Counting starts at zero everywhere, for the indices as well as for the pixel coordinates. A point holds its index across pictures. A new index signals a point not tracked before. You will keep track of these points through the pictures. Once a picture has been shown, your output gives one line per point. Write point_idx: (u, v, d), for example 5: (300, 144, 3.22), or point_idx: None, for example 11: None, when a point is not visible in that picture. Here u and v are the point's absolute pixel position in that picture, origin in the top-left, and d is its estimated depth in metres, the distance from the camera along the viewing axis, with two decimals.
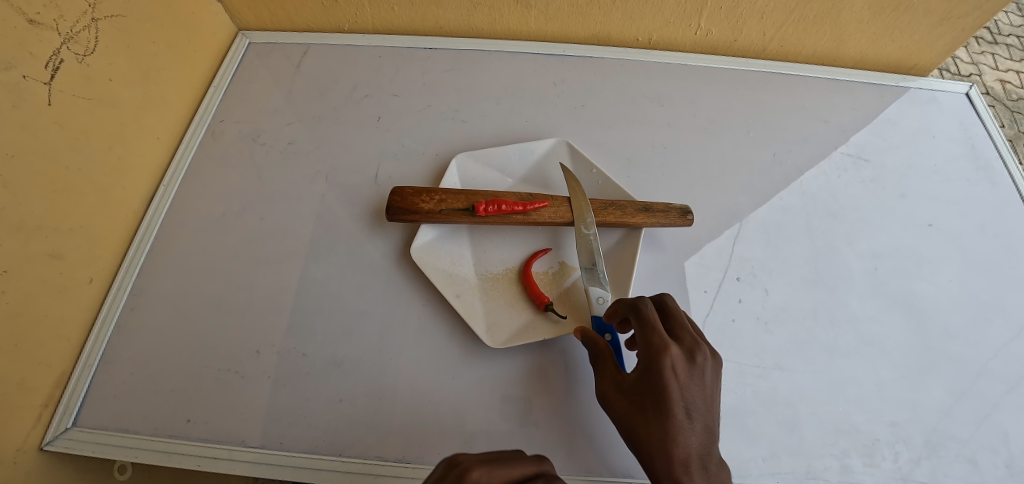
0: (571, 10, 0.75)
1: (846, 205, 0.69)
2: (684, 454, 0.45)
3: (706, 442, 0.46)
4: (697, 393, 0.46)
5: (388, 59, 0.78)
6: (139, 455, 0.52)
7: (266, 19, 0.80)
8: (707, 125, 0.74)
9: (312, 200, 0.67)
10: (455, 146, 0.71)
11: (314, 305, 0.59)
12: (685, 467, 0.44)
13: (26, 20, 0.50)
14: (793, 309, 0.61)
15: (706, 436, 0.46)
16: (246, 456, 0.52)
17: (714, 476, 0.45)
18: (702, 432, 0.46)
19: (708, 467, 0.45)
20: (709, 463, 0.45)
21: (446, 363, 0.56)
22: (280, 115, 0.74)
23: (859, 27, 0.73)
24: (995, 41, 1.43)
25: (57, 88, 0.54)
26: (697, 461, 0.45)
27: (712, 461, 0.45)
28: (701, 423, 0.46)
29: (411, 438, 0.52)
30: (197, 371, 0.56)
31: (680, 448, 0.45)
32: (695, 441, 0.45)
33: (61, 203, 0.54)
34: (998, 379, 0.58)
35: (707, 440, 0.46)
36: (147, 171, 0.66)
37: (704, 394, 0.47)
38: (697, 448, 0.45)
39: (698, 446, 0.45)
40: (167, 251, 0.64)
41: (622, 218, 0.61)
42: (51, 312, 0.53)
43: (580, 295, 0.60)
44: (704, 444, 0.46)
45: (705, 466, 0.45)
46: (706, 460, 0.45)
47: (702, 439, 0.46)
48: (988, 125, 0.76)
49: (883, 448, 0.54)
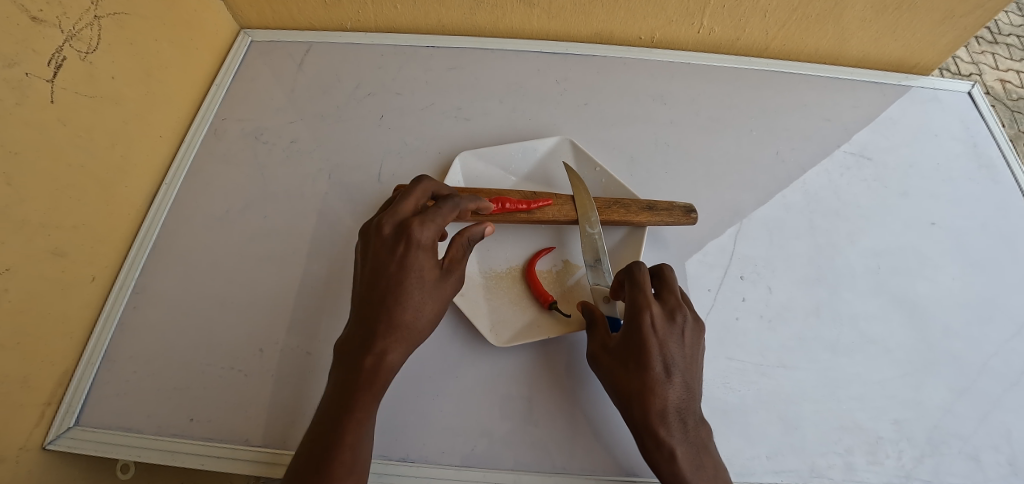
0: (573, 8, 0.75)
1: (848, 203, 0.69)
2: (664, 406, 0.47)
3: (684, 396, 0.48)
4: (677, 349, 0.49)
5: (390, 57, 0.78)
6: (142, 453, 0.52)
7: (268, 17, 0.80)
8: (709, 124, 0.74)
9: (315, 198, 0.67)
10: (458, 144, 0.71)
11: (317, 303, 0.59)
12: (664, 418, 0.47)
13: (28, 17, 0.50)
14: (795, 307, 0.61)
15: (685, 391, 0.48)
16: (250, 454, 0.51)
17: (690, 427, 0.47)
18: (681, 386, 0.48)
19: (685, 418, 0.48)
20: (687, 414, 0.48)
21: (450, 361, 0.56)
22: (283, 113, 0.74)
23: (861, 25, 0.73)
24: (995, 40, 1.43)
25: (59, 85, 0.53)
26: (675, 412, 0.47)
27: (689, 413, 0.48)
28: (680, 378, 0.48)
29: (415, 437, 0.52)
30: (200, 369, 0.56)
31: (660, 400, 0.47)
32: (674, 394, 0.48)
33: (64, 201, 0.54)
34: (1000, 377, 0.58)
35: (687, 393, 0.48)
36: (149, 169, 0.66)
37: (684, 350, 0.49)
38: (676, 400, 0.48)
39: (677, 399, 0.48)
40: (170, 249, 0.63)
41: (625, 216, 0.61)
42: (54, 310, 0.53)
43: (569, 242, 0.63)
44: (683, 397, 0.48)
45: (683, 417, 0.47)
46: (683, 412, 0.48)
47: (681, 393, 0.48)
48: (990, 124, 0.76)
49: (887, 446, 0.54)
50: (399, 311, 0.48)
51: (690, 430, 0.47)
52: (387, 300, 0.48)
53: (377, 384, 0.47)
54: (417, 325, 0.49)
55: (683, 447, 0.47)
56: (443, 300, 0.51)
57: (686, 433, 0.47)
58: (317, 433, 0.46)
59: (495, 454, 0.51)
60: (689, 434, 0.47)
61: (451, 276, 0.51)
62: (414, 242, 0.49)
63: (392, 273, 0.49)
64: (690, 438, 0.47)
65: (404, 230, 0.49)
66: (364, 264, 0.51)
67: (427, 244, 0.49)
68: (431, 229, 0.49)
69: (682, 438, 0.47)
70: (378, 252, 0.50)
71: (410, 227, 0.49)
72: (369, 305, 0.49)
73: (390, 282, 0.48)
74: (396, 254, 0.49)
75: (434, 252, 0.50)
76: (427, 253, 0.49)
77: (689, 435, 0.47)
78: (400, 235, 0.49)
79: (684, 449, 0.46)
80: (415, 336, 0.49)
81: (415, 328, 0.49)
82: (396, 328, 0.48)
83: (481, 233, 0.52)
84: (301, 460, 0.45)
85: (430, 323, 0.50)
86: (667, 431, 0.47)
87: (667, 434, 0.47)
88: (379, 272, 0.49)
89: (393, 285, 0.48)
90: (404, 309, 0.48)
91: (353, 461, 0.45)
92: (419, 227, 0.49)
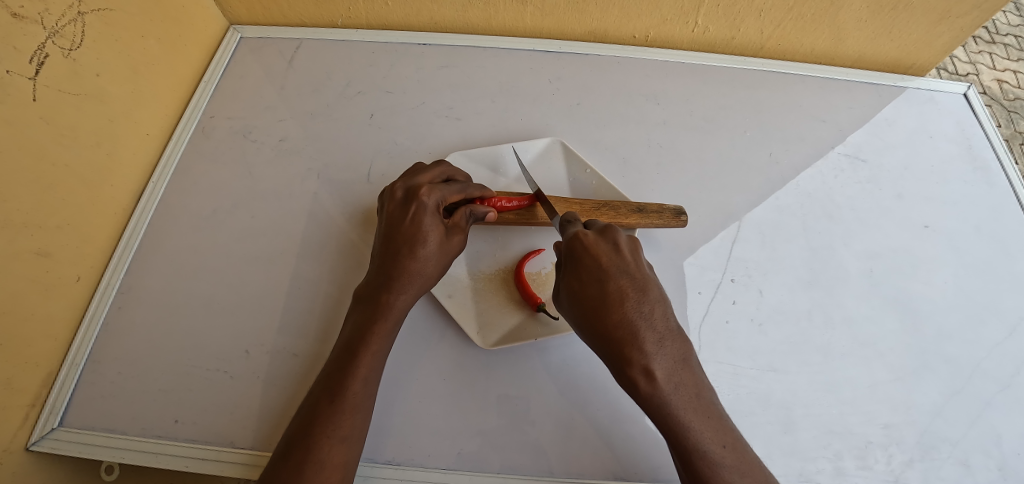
0: (568, 6, 0.74)
1: (841, 205, 0.69)
2: (624, 319, 0.46)
3: (643, 305, 0.47)
4: (621, 262, 0.49)
5: (381, 54, 0.77)
6: (127, 456, 0.51)
7: (259, 13, 0.79)
8: (704, 125, 0.73)
9: (304, 198, 0.66)
10: (449, 144, 0.71)
11: (305, 304, 0.59)
12: (629, 333, 0.46)
13: (10, 13, 0.49)
14: (786, 311, 0.61)
15: (640, 299, 0.47)
16: (235, 457, 0.51)
17: (662, 339, 0.46)
18: (636, 296, 0.48)
19: (651, 329, 0.46)
20: (652, 324, 0.46)
21: (437, 364, 0.55)
22: (272, 111, 0.73)
23: (857, 25, 0.72)
24: (993, 40, 1.43)
25: (41, 82, 0.53)
26: (639, 324, 0.46)
27: (655, 323, 0.47)
28: (631, 288, 0.48)
29: (402, 440, 0.52)
30: (184, 372, 0.55)
31: (619, 315, 0.46)
32: (630, 305, 0.47)
33: (47, 200, 0.54)
34: (990, 381, 0.58)
35: (643, 301, 0.47)
36: (135, 167, 0.65)
37: (625, 263, 0.49)
38: (636, 312, 0.47)
39: (635, 309, 0.47)
40: (156, 249, 0.63)
41: (615, 218, 0.61)
42: (37, 311, 0.53)
43: None
44: (642, 306, 0.47)
45: (649, 328, 0.46)
46: (648, 322, 0.46)
47: (638, 302, 0.47)
48: (985, 126, 0.76)
49: (877, 450, 0.54)
50: (409, 260, 0.51)
51: (662, 342, 0.46)
52: (398, 252, 0.52)
53: (390, 322, 0.50)
54: (427, 272, 0.52)
55: (659, 361, 0.45)
56: (450, 255, 0.53)
57: (659, 345, 0.46)
58: (334, 369, 0.48)
59: (483, 458, 0.51)
60: (661, 345, 0.46)
61: (457, 235, 0.54)
62: (421, 203, 0.53)
63: (404, 228, 0.53)
64: (664, 351, 0.45)
65: (413, 193, 0.54)
66: (380, 224, 0.56)
67: (433, 207, 0.53)
68: (437, 194, 0.54)
69: (655, 351, 0.45)
70: (391, 212, 0.54)
71: (420, 190, 0.54)
72: (385, 255, 0.53)
73: (402, 236, 0.52)
74: (406, 214, 0.53)
75: (440, 214, 0.54)
76: (435, 213, 0.53)
77: (662, 347, 0.46)
78: (409, 197, 0.54)
79: (658, 361, 0.45)
80: (425, 283, 0.52)
81: (426, 275, 0.52)
82: (407, 275, 0.51)
83: (484, 212, 0.56)
84: (316, 392, 0.47)
85: (438, 274, 0.53)
86: (636, 346, 0.45)
87: (637, 349, 0.45)
88: (391, 230, 0.53)
89: (405, 238, 0.52)
90: (413, 258, 0.51)
91: (364, 393, 0.47)
92: (426, 191, 0.53)
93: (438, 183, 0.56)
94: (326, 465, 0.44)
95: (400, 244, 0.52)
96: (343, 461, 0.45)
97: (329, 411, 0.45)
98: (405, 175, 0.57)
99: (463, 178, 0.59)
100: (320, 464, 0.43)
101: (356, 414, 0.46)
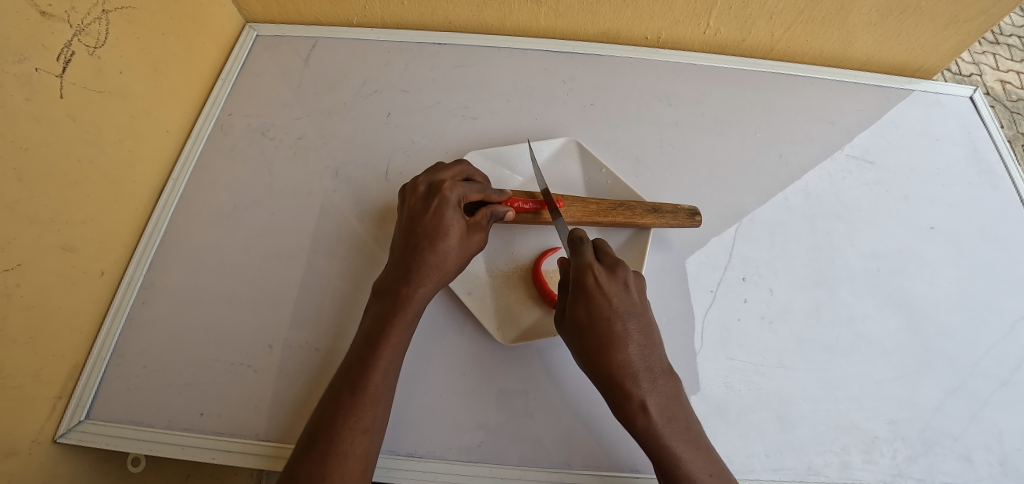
0: (581, 7, 0.75)
1: (850, 206, 0.70)
2: (626, 359, 0.49)
3: (642, 345, 0.50)
4: (626, 302, 0.51)
5: (397, 53, 0.78)
6: (155, 447, 0.53)
7: (274, 12, 0.80)
8: (715, 126, 0.75)
9: (321, 195, 0.67)
10: (465, 143, 0.72)
11: (324, 300, 0.60)
12: (628, 373, 0.49)
13: (38, 11, 0.50)
14: (795, 309, 0.62)
15: (642, 341, 0.50)
16: (260, 449, 0.52)
17: (658, 378, 0.49)
18: (637, 337, 0.50)
19: (648, 368, 0.49)
20: (649, 364, 0.50)
21: (456, 360, 0.57)
22: (290, 108, 0.74)
23: (866, 29, 0.73)
24: (997, 41, 1.44)
25: (67, 80, 0.53)
26: (638, 363, 0.49)
27: (652, 363, 0.50)
28: (635, 330, 0.51)
29: (422, 434, 0.53)
30: (208, 366, 0.56)
31: (620, 354, 0.49)
32: (632, 345, 0.50)
33: (74, 196, 0.55)
34: (991, 379, 0.59)
35: (644, 343, 0.50)
36: (156, 164, 0.66)
37: (633, 304, 0.52)
38: (636, 351, 0.50)
39: (636, 350, 0.50)
40: (177, 245, 0.64)
41: (630, 218, 0.62)
42: (64, 305, 0.54)
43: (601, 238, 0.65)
44: (642, 347, 0.50)
45: (646, 367, 0.49)
46: (646, 361, 0.50)
47: (639, 343, 0.50)
48: (991, 129, 0.77)
49: (882, 445, 0.55)
50: (429, 253, 0.53)
51: (657, 380, 0.49)
52: (419, 244, 0.53)
53: (409, 312, 0.51)
54: (446, 266, 0.53)
55: (655, 398, 0.48)
56: (470, 251, 0.55)
57: (654, 383, 0.49)
58: (355, 362, 0.49)
59: (501, 451, 0.52)
60: (658, 384, 0.49)
61: (477, 232, 0.55)
62: (443, 198, 0.54)
63: (426, 221, 0.54)
64: (659, 389, 0.49)
65: (436, 188, 0.55)
66: (401, 217, 0.57)
67: (455, 202, 0.55)
68: (459, 191, 0.55)
69: (652, 389, 0.48)
70: (413, 205, 0.56)
71: (443, 185, 0.55)
72: (406, 249, 0.54)
73: (423, 229, 0.54)
74: (428, 207, 0.55)
75: (461, 210, 0.55)
76: (457, 208, 0.54)
77: (657, 386, 0.49)
78: (432, 191, 0.55)
79: (653, 397, 0.48)
80: (443, 277, 0.53)
81: (445, 269, 0.53)
82: (427, 268, 0.52)
83: (504, 212, 0.57)
84: (337, 385, 0.49)
85: (456, 268, 0.54)
86: (634, 383, 0.48)
87: (635, 387, 0.48)
88: (412, 223, 0.55)
89: (427, 231, 0.53)
90: (433, 251, 0.53)
91: (384, 385, 0.48)
92: (448, 187, 0.55)
93: (460, 181, 0.57)
94: (348, 455, 0.45)
95: (421, 236, 0.53)
96: (364, 453, 0.46)
97: (352, 402, 0.47)
98: (428, 171, 0.59)
99: (482, 178, 0.60)
100: (343, 454, 0.45)
101: (377, 406, 0.47)
